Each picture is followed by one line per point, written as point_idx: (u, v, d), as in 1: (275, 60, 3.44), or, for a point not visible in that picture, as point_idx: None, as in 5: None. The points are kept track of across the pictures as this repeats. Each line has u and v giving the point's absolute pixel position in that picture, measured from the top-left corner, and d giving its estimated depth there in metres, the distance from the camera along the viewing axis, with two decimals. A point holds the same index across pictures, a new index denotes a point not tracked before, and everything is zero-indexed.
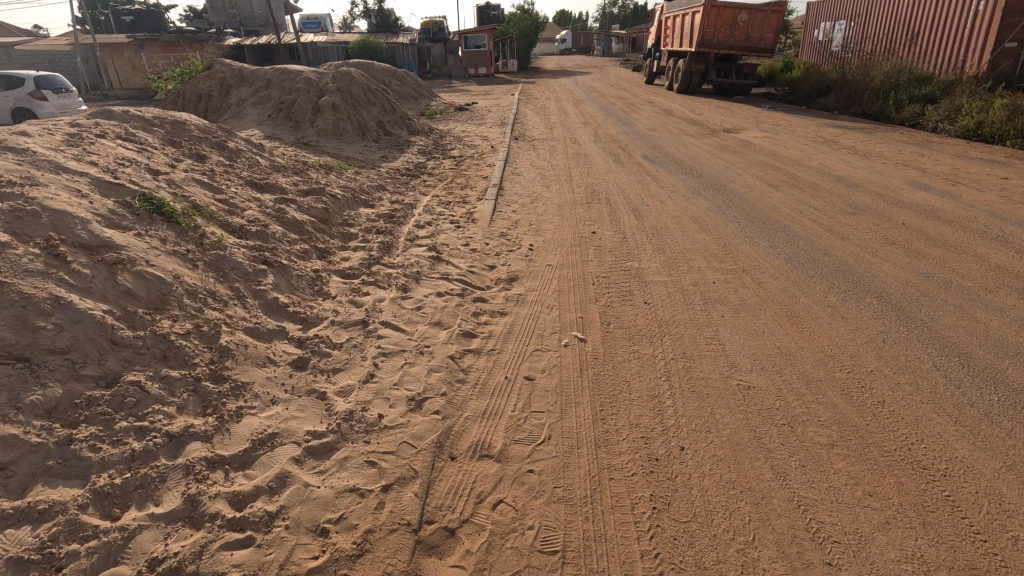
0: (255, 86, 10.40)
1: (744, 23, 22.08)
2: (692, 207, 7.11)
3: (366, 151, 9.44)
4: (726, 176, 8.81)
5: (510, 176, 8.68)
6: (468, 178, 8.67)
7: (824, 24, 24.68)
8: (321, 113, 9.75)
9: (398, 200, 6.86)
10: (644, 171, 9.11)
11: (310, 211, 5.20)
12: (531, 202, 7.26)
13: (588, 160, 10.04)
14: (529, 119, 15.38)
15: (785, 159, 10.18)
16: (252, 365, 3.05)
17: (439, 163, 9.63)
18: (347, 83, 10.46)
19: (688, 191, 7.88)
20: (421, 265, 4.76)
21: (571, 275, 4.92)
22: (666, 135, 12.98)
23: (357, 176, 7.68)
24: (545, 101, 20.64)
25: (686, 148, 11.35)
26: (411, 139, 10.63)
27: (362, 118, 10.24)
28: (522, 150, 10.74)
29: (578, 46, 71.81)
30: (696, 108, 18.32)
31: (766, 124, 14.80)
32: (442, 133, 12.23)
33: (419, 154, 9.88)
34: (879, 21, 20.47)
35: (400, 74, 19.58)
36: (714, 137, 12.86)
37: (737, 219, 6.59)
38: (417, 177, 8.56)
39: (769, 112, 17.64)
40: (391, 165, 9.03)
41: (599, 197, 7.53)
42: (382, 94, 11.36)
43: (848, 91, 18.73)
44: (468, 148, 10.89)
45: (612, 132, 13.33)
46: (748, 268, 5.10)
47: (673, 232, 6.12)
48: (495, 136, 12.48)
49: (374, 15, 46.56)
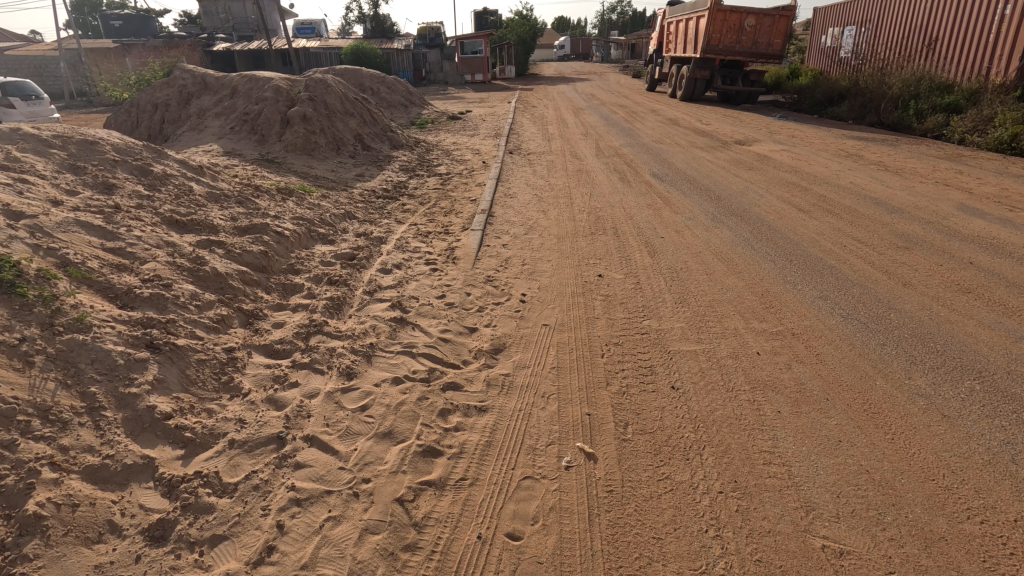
0: (219, 95, 9.33)
1: (752, 28, 21.14)
2: (714, 239, 6.04)
3: (339, 168, 8.36)
4: (748, 199, 7.74)
5: (502, 199, 7.61)
6: (454, 201, 7.59)
7: (832, 30, 23.69)
8: (291, 126, 8.68)
9: (367, 233, 5.76)
10: (654, 192, 8.05)
11: (242, 258, 4.09)
12: (524, 233, 6.17)
13: (590, 178, 8.98)
14: (525, 129, 14.34)
15: (809, 177, 9.12)
16: (75, 547, 1.94)
17: (422, 181, 8.56)
18: (322, 92, 9.39)
19: (707, 218, 6.81)
20: (378, 334, 3.65)
21: (573, 345, 3.83)
22: (673, 148, 11.95)
23: (323, 201, 6.59)
24: (542, 109, 19.63)
25: (698, 163, 10.31)
26: (393, 153, 9.54)
27: (338, 131, 9.17)
28: (517, 167, 9.68)
29: (576, 52, 71.10)
30: (703, 117, 17.27)
31: (780, 136, 13.77)
32: (429, 146, 11.17)
33: (400, 172, 8.80)
34: (893, 27, 19.47)
35: (390, 81, 18.60)
36: (726, 150, 11.82)
37: (771, 257, 5.50)
38: (396, 200, 7.50)
39: (781, 122, 16.60)
40: (367, 184, 7.97)
41: (604, 227, 6.44)
42: (362, 104, 10.29)
43: (863, 100, 17.71)
44: (456, 164, 9.82)
45: (615, 144, 12.29)
46: (799, 331, 4.00)
47: (696, 275, 5.03)
48: (489, 150, 11.41)
49: (369, 20, 45.60)
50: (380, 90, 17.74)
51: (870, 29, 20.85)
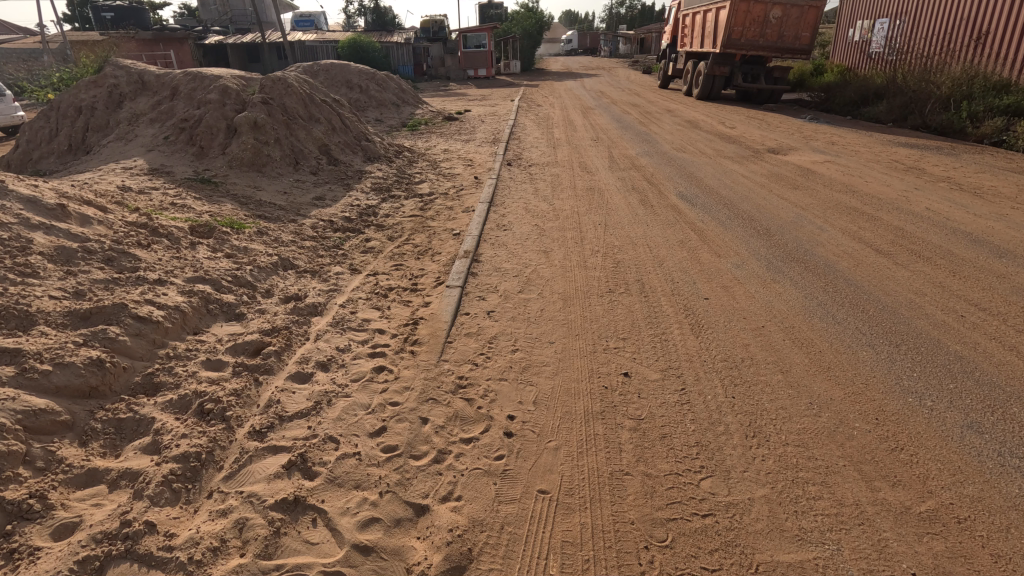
0: (157, 97, 7.80)
1: (778, 21, 19.33)
2: (777, 302, 4.43)
3: (293, 190, 6.79)
4: (804, 232, 6.12)
5: (493, 232, 6.02)
6: (431, 236, 6.00)
7: (861, 22, 21.84)
8: (237, 137, 7.12)
9: (300, 296, 4.18)
10: (683, 222, 6.45)
11: (48, 381, 2.52)
12: (517, 291, 4.57)
13: (603, 201, 7.36)
14: (527, 133, 12.76)
15: (871, 200, 7.47)
16: None
17: (398, 205, 6.97)
18: (281, 94, 7.81)
19: (760, 264, 5.19)
20: (243, 548, 2.07)
21: (591, 550, 2.23)
22: (697, 158, 10.33)
23: (254, 243, 5.02)
24: (547, 108, 18.01)
25: (731, 178, 8.68)
26: (366, 167, 7.95)
27: (298, 141, 7.59)
28: (514, 184, 8.11)
29: (583, 47, 69.27)
30: (726, 120, 15.59)
31: (818, 143, 12.08)
32: (414, 155, 9.59)
33: (371, 193, 7.21)
34: (933, 19, 17.66)
35: (381, 77, 17.05)
36: (760, 161, 10.17)
37: (867, 338, 3.87)
38: (358, 235, 5.92)
39: (814, 125, 14.91)
40: (327, 211, 6.39)
41: (625, 279, 4.83)
42: (332, 106, 8.71)
43: (904, 100, 15.97)
44: (442, 180, 8.22)
45: (630, 152, 10.68)
46: (967, 517, 2.38)
47: (767, 377, 3.41)
48: (483, 161, 9.80)
49: (369, 13, 43.98)
50: (370, 88, 16.21)
51: (906, 21, 19.02)
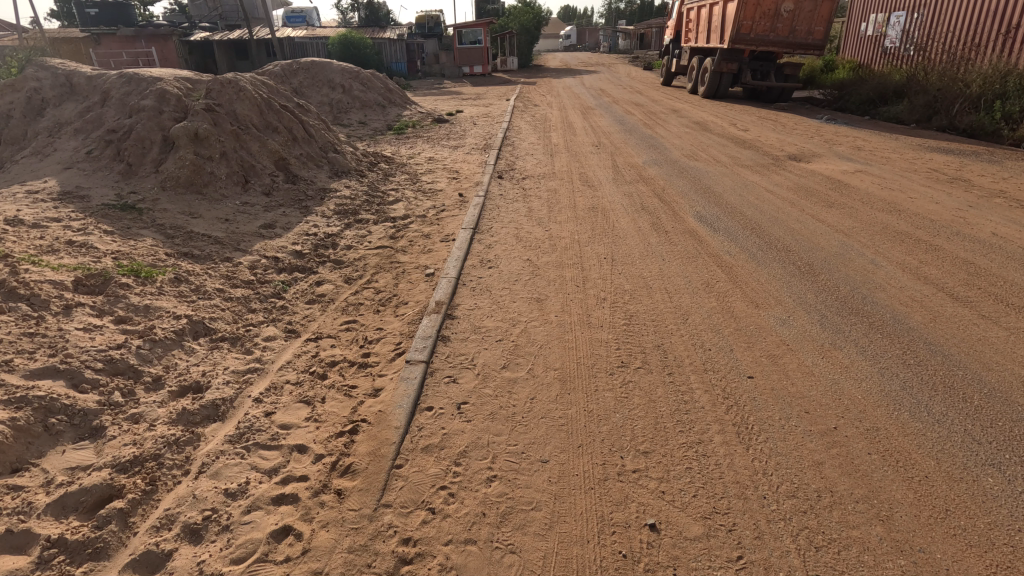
0: (86, 103, 6.68)
1: (790, 14, 18.18)
2: (847, 383, 3.33)
3: (238, 216, 5.67)
4: (854, 268, 5.02)
5: (474, 271, 4.91)
6: (399, 276, 4.89)
7: (875, 17, 20.72)
8: (174, 151, 6.00)
9: (200, 384, 3.08)
10: (706, 254, 5.35)
11: None
12: (500, 366, 3.46)
13: (608, 225, 6.25)
14: (521, 138, 11.63)
15: (923, 221, 6.36)
16: None
17: (363, 233, 5.86)
18: (231, 100, 6.70)
19: (812, 319, 4.09)
20: None
21: None
22: (711, 167, 9.22)
23: (162, 296, 3.90)
24: (544, 109, 16.85)
25: (752, 194, 7.58)
26: (330, 184, 6.82)
27: (249, 154, 6.47)
28: (503, 203, 7.00)
29: (582, 43, 68.12)
30: (738, 121, 14.48)
31: (843, 148, 10.97)
32: (392, 166, 8.47)
33: (332, 217, 6.10)
34: (955, 12, 16.54)
35: (366, 76, 15.93)
36: (782, 172, 9.08)
37: (987, 449, 2.76)
38: (309, 277, 4.82)
39: (833, 127, 13.78)
40: (275, 243, 5.29)
41: (641, 344, 3.75)
42: (295, 111, 7.57)
43: (929, 99, 14.86)
44: (420, 198, 7.10)
45: (636, 161, 9.56)
46: None
47: (861, 531, 2.32)
48: (471, 173, 8.65)
49: (362, 9, 42.80)
50: (353, 89, 15.11)
51: (925, 13, 17.88)
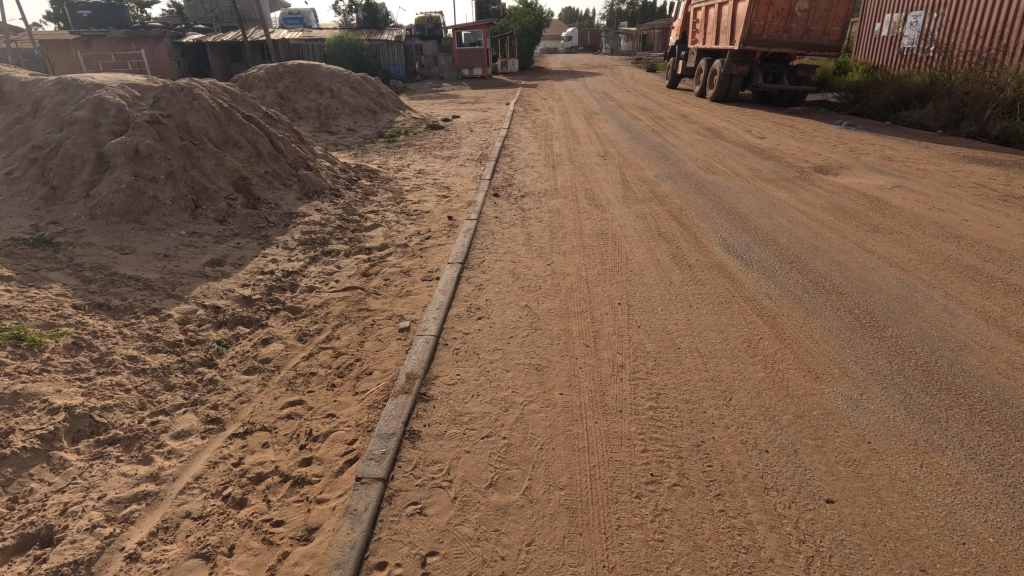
0: (15, 112, 5.78)
1: (804, 14, 17.25)
2: (969, 515, 2.38)
3: (180, 250, 4.76)
4: (927, 319, 4.09)
5: (459, 324, 3.98)
6: (366, 331, 3.97)
7: (890, 16, 19.82)
8: (109, 171, 5.09)
9: (51, 532, 2.25)
10: (741, 300, 4.42)
11: None
12: (484, 483, 2.55)
13: (620, 257, 5.33)
14: (522, 147, 10.72)
15: (988, 251, 5.43)
16: None
17: (331, 269, 4.94)
18: (182, 111, 5.79)
19: (893, 400, 3.15)
20: None
21: None
22: (731, 182, 8.30)
23: (42, 377, 2.96)
24: (545, 114, 15.95)
25: (782, 216, 6.66)
26: (299, 207, 5.91)
27: (201, 174, 5.56)
28: (499, 228, 6.08)
29: (584, 44, 67.27)
30: (752, 127, 13.58)
31: (872, 159, 10.06)
32: (375, 183, 7.55)
33: (296, 249, 5.18)
34: (979, 10, 15.64)
35: (357, 79, 15.04)
36: (810, 187, 8.16)
37: None
38: (255, 331, 3.91)
39: (855, 134, 12.87)
40: (219, 285, 4.39)
41: (672, 442, 2.82)
42: (263, 121, 6.65)
43: (956, 103, 14.00)
44: (402, 222, 6.17)
45: (647, 175, 8.65)
46: None
47: None
48: (463, 189, 7.72)
49: (360, 10, 41.93)
50: (342, 94, 14.19)
51: (946, 13, 16.96)
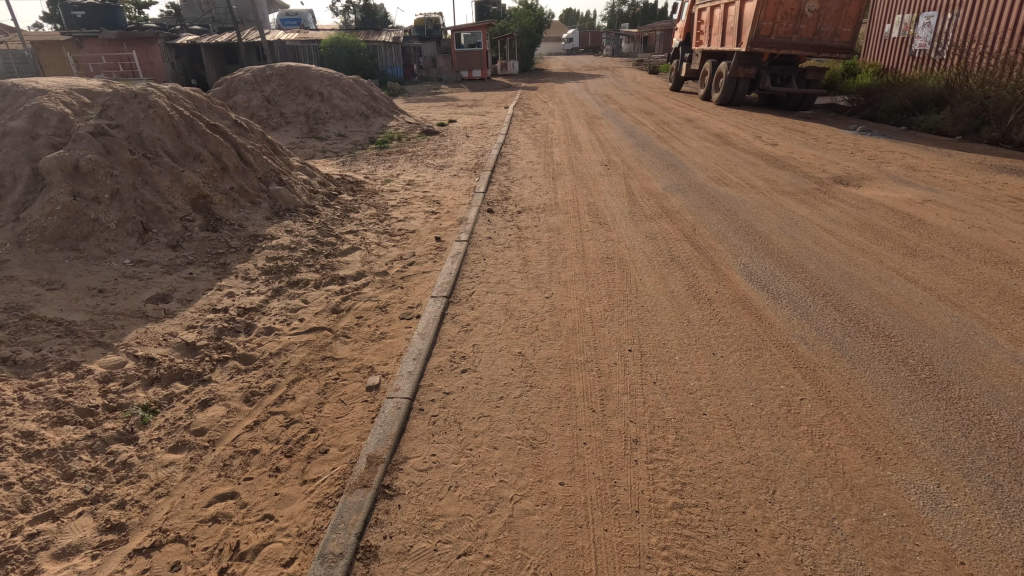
0: None
1: (814, 14, 16.59)
2: None
3: (120, 283, 4.11)
4: (1000, 373, 3.41)
5: (440, 381, 3.32)
6: (328, 389, 3.31)
7: (901, 17, 19.18)
8: (43, 189, 4.43)
9: None
10: (772, 346, 3.77)
11: None
12: None
13: (630, 288, 4.67)
14: (520, 155, 10.09)
15: None
16: None
17: (297, 305, 4.28)
18: (135, 120, 5.14)
19: (983, 496, 2.48)
20: None
21: None
22: (745, 196, 7.66)
23: None
24: (545, 118, 15.32)
25: (807, 236, 6.00)
26: (266, 228, 5.26)
27: (155, 192, 4.92)
28: (491, 251, 5.43)
29: (584, 46, 66.60)
30: (762, 133, 12.94)
31: (893, 169, 9.41)
32: (357, 197, 6.90)
33: (258, 280, 4.52)
34: (996, 10, 15.00)
35: (349, 82, 14.40)
36: (832, 201, 7.50)
37: None
38: (194, 390, 3.26)
39: (871, 140, 12.23)
40: (159, 328, 3.73)
41: (704, 564, 2.17)
42: (231, 130, 5.99)
43: (976, 107, 13.36)
44: (383, 245, 5.51)
45: (654, 187, 8.01)
46: None
47: None
48: (454, 204, 7.06)
49: (358, 11, 41.34)
50: (332, 98, 13.55)
51: (961, 13, 16.30)
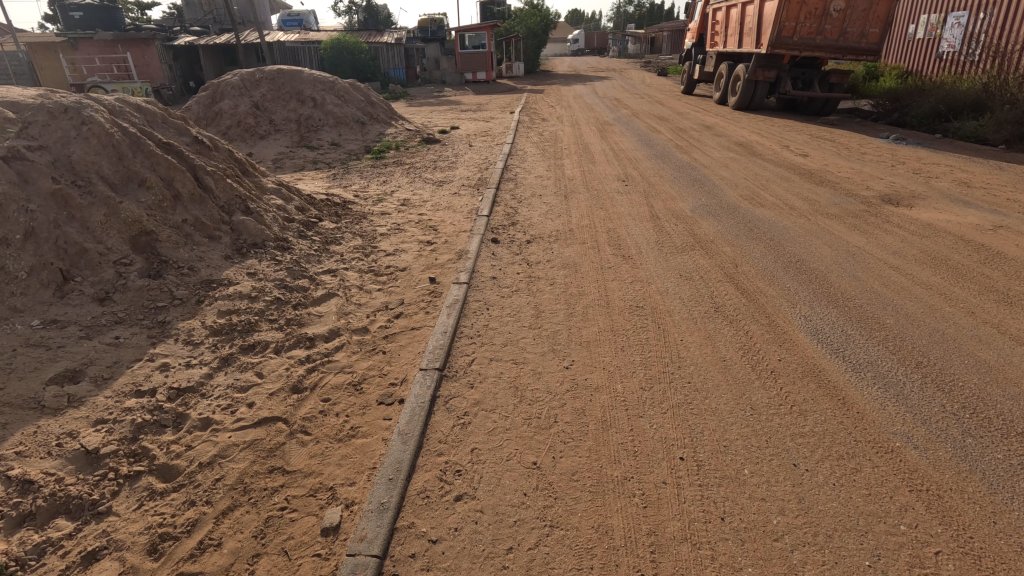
0: None
1: (840, 13, 15.56)
2: None
3: (19, 356, 3.19)
4: None
5: (425, 519, 2.39)
6: (269, 529, 2.39)
7: (927, 17, 18.15)
8: None
9: None
10: (871, 453, 2.81)
11: None
12: None
13: (670, 352, 3.73)
14: (528, 168, 9.16)
15: None
16: None
17: (248, 380, 3.36)
18: (65, 141, 4.25)
19: None
20: None
21: None
22: (786, 219, 6.71)
23: None
24: (554, 124, 14.39)
25: (871, 275, 5.03)
26: (224, 271, 4.35)
27: (84, 228, 4.00)
28: (496, 296, 4.50)
29: (590, 46, 65.56)
30: (789, 142, 11.97)
31: (945, 185, 8.44)
32: (341, 223, 5.99)
33: (203, 344, 3.60)
34: None
35: (344, 86, 13.52)
36: (887, 227, 6.54)
37: None
38: (83, 531, 2.35)
39: (909, 150, 11.25)
40: (56, 424, 2.81)
41: None
42: (189, 148, 5.07)
43: (1020, 114, 12.35)
44: (366, 288, 4.58)
45: (681, 208, 7.07)
46: None
47: None
48: (453, 230, 6.14)
49: (360, 11, 40.46)
50: (325, 104, 12.64)
51: (995, 13, 15.28)
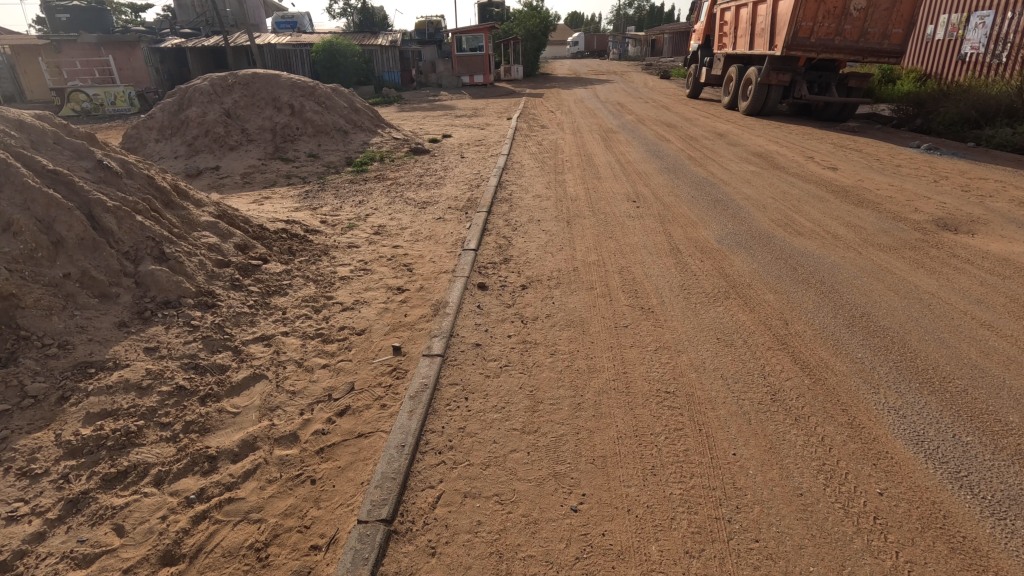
0: None
1: (862, 12, 14.47)
2: None
3: None
4: None
5: None
6: None
7: (947, 16, 17.06)
8: None
9: None
10: None
11: None
12: None
13: (724, 481, 2.61)
14: (525, 185, 8.06)
15: None
16: None
17: (97, 543, 2.24)
18: None
19: None
20: None
21: None
22: (832, 252, 5.61)
23: None
24: (554, 132, 13.32)
25: (963, 338, 3.91)
26: (111, 347, 3.24)
27: None
28: (479, 377, 3.38)
29: (590, 49, 64.57)
30: (812, 152, 10.88)
31: (1003, 206, 7.34)
32: (294, 263, 4.88)
33: (47, 475, 2.49)
34: None
35: (326, 91, 12.43)
36: (955, 262, 5.43)
37: None
38: None
39: (947, 162, 10.16)
40: None
41: None
42: (85, 176, 3.97)
43: None
44: (306, 365, 3.47)
45: (705, 237, 5.97)
46: None
47: None
48: (432, 270, 5.03)
49: (354, 13, 39.35)
50: (303, 111, 11.54)
51: None
